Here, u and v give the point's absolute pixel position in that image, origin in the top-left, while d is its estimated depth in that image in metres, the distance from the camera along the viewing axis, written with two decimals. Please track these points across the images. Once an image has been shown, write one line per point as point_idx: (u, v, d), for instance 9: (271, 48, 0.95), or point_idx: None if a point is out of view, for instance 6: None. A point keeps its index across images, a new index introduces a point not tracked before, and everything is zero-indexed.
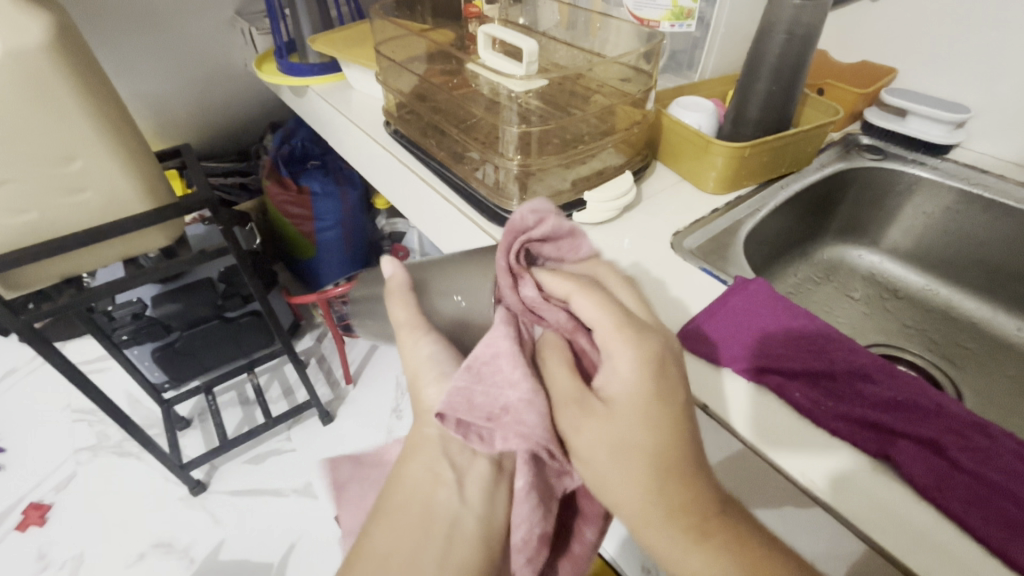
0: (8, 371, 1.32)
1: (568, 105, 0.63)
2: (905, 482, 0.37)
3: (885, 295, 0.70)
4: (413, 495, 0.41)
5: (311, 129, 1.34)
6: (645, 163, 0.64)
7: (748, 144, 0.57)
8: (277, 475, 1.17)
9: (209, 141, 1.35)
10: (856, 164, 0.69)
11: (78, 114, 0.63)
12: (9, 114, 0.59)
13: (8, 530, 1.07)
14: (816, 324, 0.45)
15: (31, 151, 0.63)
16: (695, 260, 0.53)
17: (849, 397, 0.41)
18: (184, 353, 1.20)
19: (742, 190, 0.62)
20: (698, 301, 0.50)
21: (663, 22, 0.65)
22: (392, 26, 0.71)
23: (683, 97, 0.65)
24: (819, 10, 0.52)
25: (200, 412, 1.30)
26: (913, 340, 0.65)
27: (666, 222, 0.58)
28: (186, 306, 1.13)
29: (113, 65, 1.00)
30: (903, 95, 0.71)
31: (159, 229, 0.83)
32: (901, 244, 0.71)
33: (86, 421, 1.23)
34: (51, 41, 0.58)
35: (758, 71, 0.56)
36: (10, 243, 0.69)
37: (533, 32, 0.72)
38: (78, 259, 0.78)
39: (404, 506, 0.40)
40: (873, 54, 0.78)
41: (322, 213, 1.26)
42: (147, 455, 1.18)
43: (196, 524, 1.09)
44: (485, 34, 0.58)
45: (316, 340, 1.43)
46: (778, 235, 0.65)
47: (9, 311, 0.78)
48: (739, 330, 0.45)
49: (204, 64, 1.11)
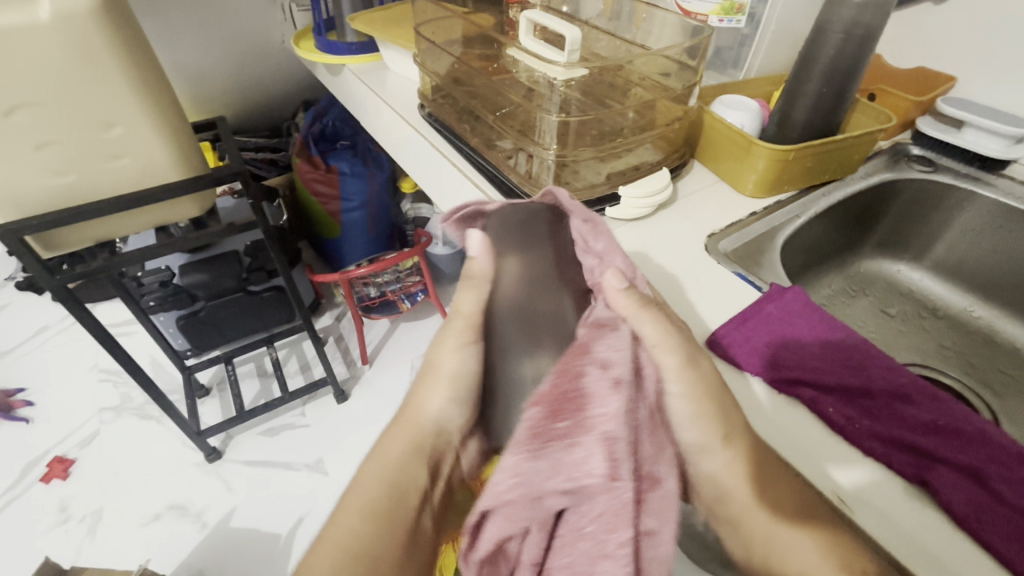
0: (39, 328, 1.36)
1: (606, 97, 0.61)
2: (939, 509, 0.35)
3: (924, 314, 0.68)
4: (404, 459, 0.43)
5: (343, 108, 1.34)
6: (683, 161, 0.62)
7: (793, 148, 0.55)
8: (290, 449, 1.19)
9: (243, 115, 1.36)
10: (904, 174, 0.67)
11: (121, 81, 0.64)
12: (55, 77, 0.60)
13: (33, 481, 1.11)
14: (853, 337, 0.43)
15: (74, 114, 0.64)
16: (728, 264, 0.52)
17: (886, 416, 0.39)
18: (207, 323, 1.22)
19: (782, 195, 0.60)
20: (731, 307, 0.48)
21: (712, 17, 0.62)
22: (435, 7, 0.69)
23: (726, 95, 0.63)
24: (881, 10, 0.50)
25: (220, 381, 1.33)
26: (950, 363, 0.62)
27: (700, 224, 0.56)
28: (212, 277, 1.15)
29: (155, 34, 1.02)
30: (961, 105, 0.67)
31: (190, 199, 0.84)
32: (944, 262, 0.69)
33: (110, 381, 1.27)
34: (99, 8, 0.59)
35: (809, 71, 0.54)
36: (48, 203, 0.71)
37: (575, 21, 0.71)
38: (112, 224, 0.80)
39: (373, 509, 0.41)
40: (930, 61, 0.74)
41: (349, 194, 1.28)
42: (167, 420, 1.21)
43: (209, 491, 1.12)
44: (528, 19, 0.57)
45: (335, 319, 1.45)
46: (816, 244, 0.63)
47: (45, 270, 0.80)
48: (775, 337, 0.44)
49: (243, 37, 1.12)
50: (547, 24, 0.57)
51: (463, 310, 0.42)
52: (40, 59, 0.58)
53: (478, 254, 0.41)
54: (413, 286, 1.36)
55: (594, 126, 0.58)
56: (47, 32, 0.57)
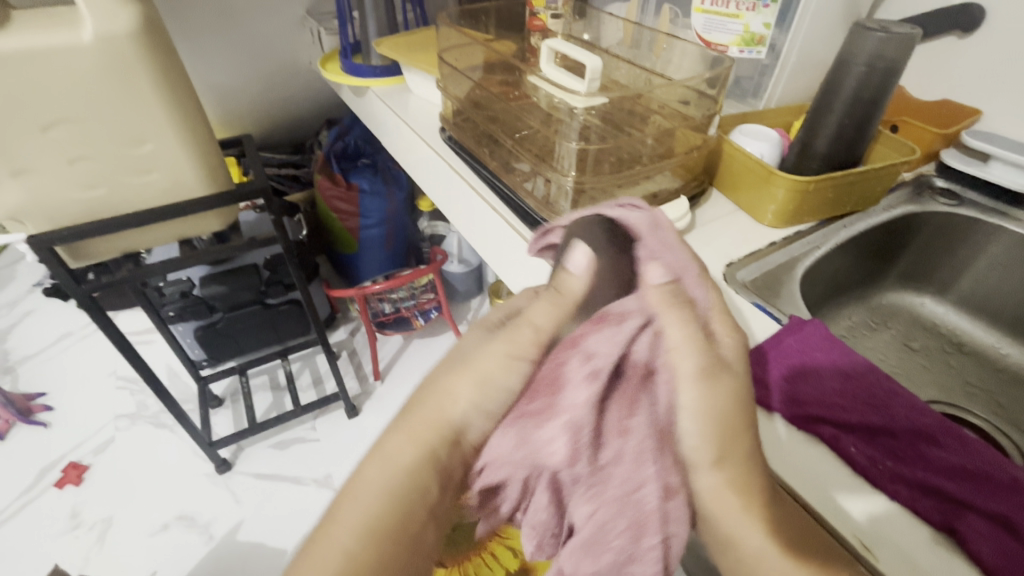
0: (63, 334, 1.39)
1: (625, 125, 0.61)
2: (967, 559, 0.34)
3: (948, 349, 0.66)
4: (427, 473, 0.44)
5: (365, 127, 1.38)
6: (701, 189, 0.62)
7: (813, 179, 0.54)
8: (299, 463, 1.19)
9: (268, 132, 1.40)
10: (927, 207, 0.65)
11: (153, 101, 0.67)
12: (92, 95, 0.63)
13: (47, 486, 1.12)
14: (875, 373, 0.42)
15: (108, 130, 0.66)
16: (747, 294, 0.51)
17: (910, 458, 0.38)
18: (223, 334, 1.24)
19: (801, 225, 0.59)
20: (748, 339, 0.47)
21: (732, 47, 0.62)
22: (457, 34, 0.71)
23: (746, 124, 0.63)
24: (904, 45, 0.49)
25: (233, 392, 1.34)
26: (976, 401, 0.60)
27: (718, 252, 0.56)
28: (231, 289, 1.17)
29: (189, 58, 1.06)
30: (986, 138, 0.66)
31: (214, 214, 0.86)
32: (969, 297, 0.67)
33: (127, 389, 1.29)
34: (137, 31, 0.61)
35: (831, 103, 0.53)
36: (77, 215, 0.73)
37: (595, 48, 0.72)
38: (138, 236, 0.82)
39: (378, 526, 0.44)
40: (953, 93, 0.74)
41: (367, 212, 1.30)
42: (180, 429, 1.22)
43: (217, 502, 1.12)
44: (549, 48, 0.58)
45: (349, 334, 1.46)
46: (836, 275, 0.62)
47: (72, 279, 0.82)
48: (794, 371, 0.43)
49: (271, 58, 1.15)
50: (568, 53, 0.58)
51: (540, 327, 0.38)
52: (79, 79, 0.61)
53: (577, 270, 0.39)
54: (427, 303, 1.37)
55: (613, 153, 0.58)
56: (87, 53, 0.60)
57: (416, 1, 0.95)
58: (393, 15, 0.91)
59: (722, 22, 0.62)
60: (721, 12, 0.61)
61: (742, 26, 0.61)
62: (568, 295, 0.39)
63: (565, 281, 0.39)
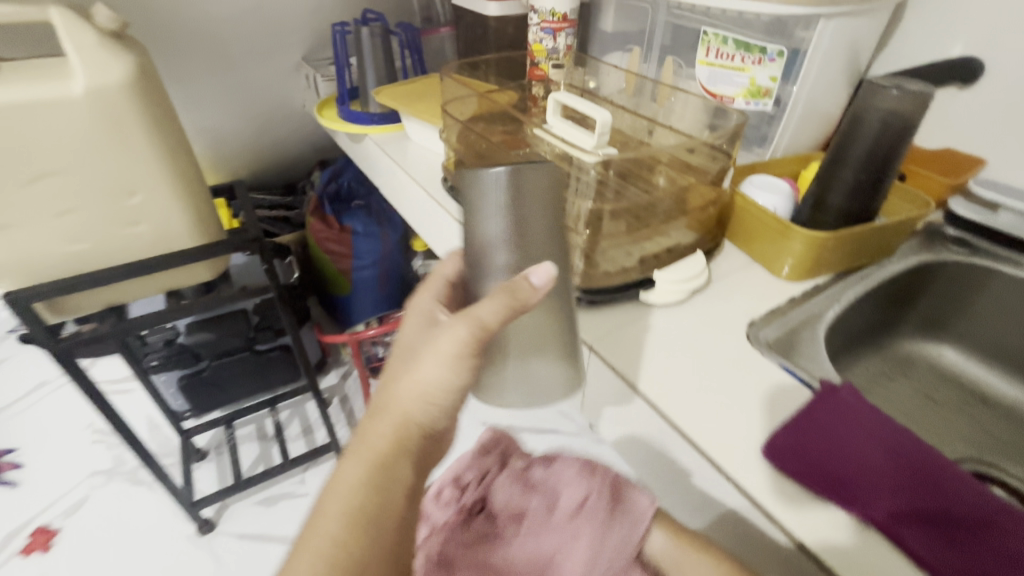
0: (37, 383, 1.32)
1: (637, 178, 0.59)
2: None
3: (971, 401, 0.64)
4: (412, 435, 0.39)
5: (359, 170, 1.37)
6: (715, 243, 0.61)
7: (832, 233, 0.53)
8: (288, 522, 1.12)
9: (260, 173, 1.38)
10: (940, 256, 0.65)
11: (145, 154, 0.64)
12: (77, 146, 0.60)
13: (10, 554, 1.04)
14: (920, 447, 0.39)
15: (98, 181, 0.63)
16: (773, 356, 0.49)
17: (972, 549, 0.35)
18: (209, 384, 1.18)
19: (818, 278, 0.58)
20: (782, 409, 0.45)
21: (739, 99, 0.63)
22: (457, 85, 0.71)
23: (755, 175, 0.63)
24: (921, 102, 0.49)
25: (217, 444, 1.27)
26: (1008, 458, 0.58)
27: (739, 309, 0.54)
28: (219, 336, 1.13)
29: (179, 102, 1.03)
30: (992, 187, 0.66)
31: (205, 263, 0.83)
32: (987, 346, 0.66)
33: (102, 443, 1.22)
34: (129, 81, 0.60)
35: (846, 157, 0.53)
36: (58, 269, 0.69)
37: (597, 98, 0.72)
38: (118, 288, 0.77)
39: (351, 495, 0.36)
40: (955, 141, 0.74)
41: (360, 254, 1.27)
42: (158, 487, 1.15)
43: (198, 568, 1.04)
44: (556, 101, 0.57)
45: (341, 378, 1.41)
46: (853, 326, 0.61)
47: (49, 336, 0.77)
48: (834, 451, 0.40)
49: (265, 101, 1.14)
50: (573, 106, 0.57)
51: (475, 317, 0.37)
52: (68, 131, 0.59)
53: (539, 283, 0.38)
54: None
55: (625, 208, 0.57)
56: (74, 105, 0.58)
57: (415, 49, 0.95)
58: (392, 64, 0.90)
59: (726, 75, 0.62)
60: (723, 64, 0.62)
61: (748, 80, 0.61)
62: (522, 299, 0.37)
63: (521, 286, 0.37)
